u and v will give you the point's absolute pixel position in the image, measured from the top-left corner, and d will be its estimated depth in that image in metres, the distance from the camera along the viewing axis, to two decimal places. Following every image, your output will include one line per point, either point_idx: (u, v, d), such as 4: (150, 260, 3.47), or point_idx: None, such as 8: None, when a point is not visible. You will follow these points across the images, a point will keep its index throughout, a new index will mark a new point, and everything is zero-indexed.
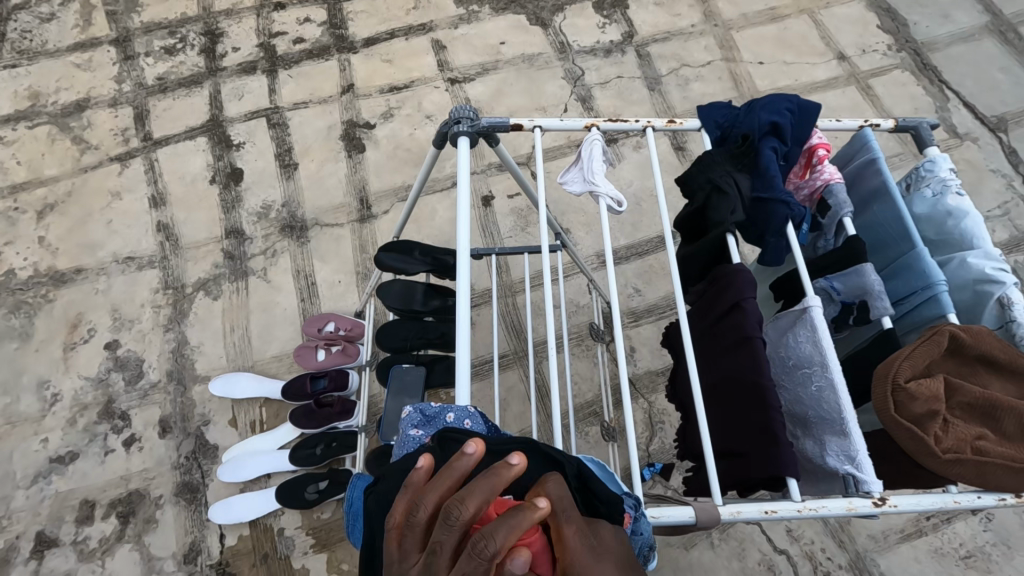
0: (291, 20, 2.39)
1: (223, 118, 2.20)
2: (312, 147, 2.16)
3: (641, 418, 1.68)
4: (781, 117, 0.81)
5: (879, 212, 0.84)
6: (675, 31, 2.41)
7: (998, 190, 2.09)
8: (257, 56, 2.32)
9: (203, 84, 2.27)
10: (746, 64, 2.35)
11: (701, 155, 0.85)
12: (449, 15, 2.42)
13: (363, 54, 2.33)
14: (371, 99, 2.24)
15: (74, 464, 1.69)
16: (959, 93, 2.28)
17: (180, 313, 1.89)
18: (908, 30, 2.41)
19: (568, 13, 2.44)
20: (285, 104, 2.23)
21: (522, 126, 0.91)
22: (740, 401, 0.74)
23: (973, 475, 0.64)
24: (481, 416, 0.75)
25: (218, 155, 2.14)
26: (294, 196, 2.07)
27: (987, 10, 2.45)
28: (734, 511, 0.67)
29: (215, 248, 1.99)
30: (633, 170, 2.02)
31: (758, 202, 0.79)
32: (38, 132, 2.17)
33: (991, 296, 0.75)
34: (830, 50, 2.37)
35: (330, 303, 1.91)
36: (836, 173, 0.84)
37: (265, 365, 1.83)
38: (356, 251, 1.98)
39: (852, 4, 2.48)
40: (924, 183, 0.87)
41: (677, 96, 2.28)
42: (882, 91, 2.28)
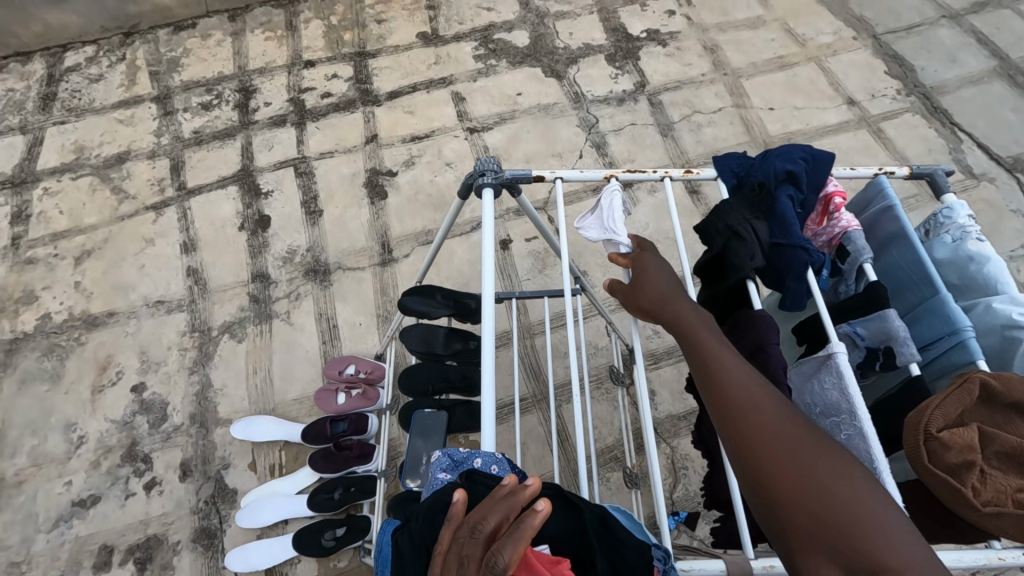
0: (320, 76, 2.53)
1: (253, 168, 2.31)
2: (337, 194, 2.24)
3: (664, 464, 1.65)
4: (797, 166, 0.83)
5: (899, 257, 0.85)
6: (685, 80, 2.50)
7: (1019, 230, 2.08)
8: (287, 109, 2.46)
9: (236, 136, 2.39)
10: (756, 110, 2.41)
11: (718, 203, 0.86)
12: (468, 68, 2.55)
13: (387, 106, 2.45)
14: (393, 148, 2.34)
15: (96, 507, 1.70)
16: (971, 134, 2.30)
17: (205, 355, 1.93)
18: (917, 75, 2.46)
19: (581, 65, 2.55)
20: (312, 154, 2.34)
21: (543, 177, 0.94)
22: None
23: (1016, 529, 0.62)
24: (508, 462, 0.76)
25: (247, 203, 2.23)
26: (318, 241, 2.14)
27: (994, 55, 2.50)
28: (768, 565, 0.66)
29: (241, 292, 2.05)
30: (649, 214, 2.06)
31: (776, 248, 0.81)
32: (80, 183, 2.30)
33: (1020, 341, 0.74)
34: (839, 96, 2.43)
35: (350, 345, 1.94)
36: (854, 219, 0.86)
37: (286, 408, 1.85)
38: (378, 294, 2.03)
39: (858, 51, 2.55)
40: (943, 229, 0.87)
41: (690, 141, 2.34)
42: (893, 134, 2.31)
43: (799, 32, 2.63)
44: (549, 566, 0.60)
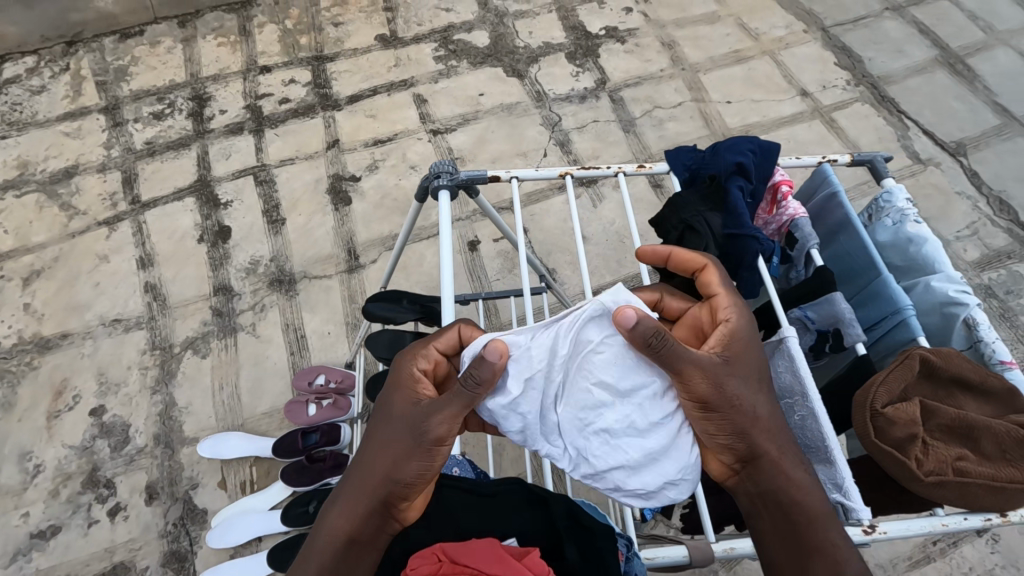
0: (277, 82, 2.48)
1: (211, 178, 2.25)
2: (299, 202, 2.20)
3: None
4: (745, 158, 0.85)
5: (845, 242, 0.87)
6: (645, 76, 2.53)
7: (965, 211, 2.17)
8: (244, 116, 2.40)
9: (191, 146, 2.32)
10: (715, 104, 2.46)
11: (671, 196, 0.88)
12: (429, 70, 2.53)
13: (347, 110, 2.42)
14: (356, 153, 2.31)
15: (56, 538, 1.63)
16: (917, 121, 2.40)
17: (168, 373, 1.87)
18: (865, 66, 2.56)
19: (542, 64, 2.56)
20: (272, 161, 2.28)
21: (500, 176, 0.94)
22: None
23: (957, 496, 0.65)
24: (470, 464, 0.87)
25: (206, 214, 2.17)
26: (282, 251, 2.09)
27: (935, 44, 2.61)
28: (727, 548, 0.68)
29: (203, 306, 1.99)
30: (614, 209, 2.08)
31: (730, 238, 0.82)
32: (26, 200, 2.19)
33: (958, 317, 0.78)
34: (793, 88, 2.50)
35: (320, 355, 1.91)
36: (801, 208, 0.88)
37: (255, 422, 1.80)
38: (346, 302, 1.99)
39: (809, 44, 2.63)
40: (884, 213, 0.90)
41: (652, 136, 2.38)
42: (845, 123, 2.39)
43: (753, 27, 2.69)
44: (518, 558, 0.66)
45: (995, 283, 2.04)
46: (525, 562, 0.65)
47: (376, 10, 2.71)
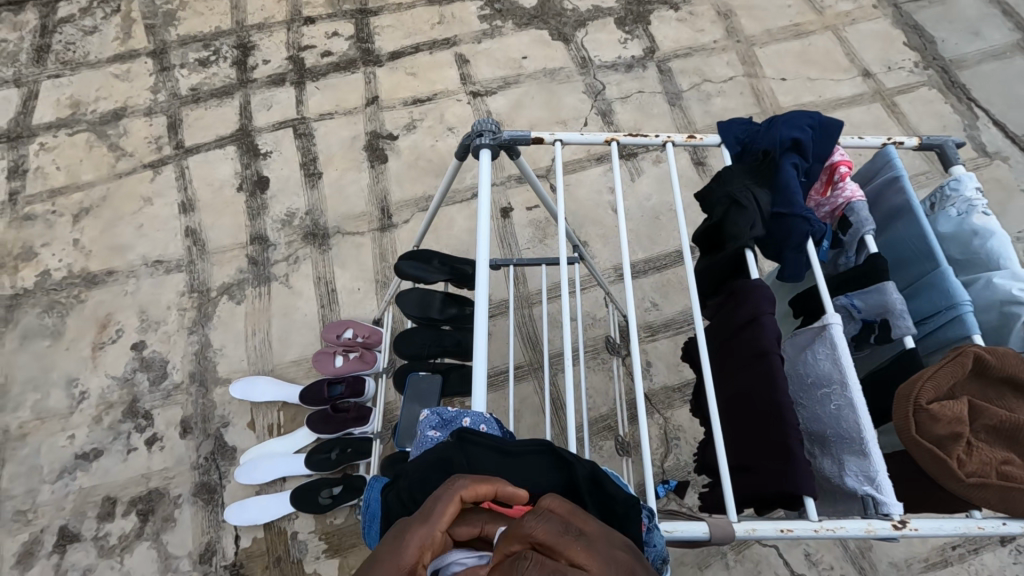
0: (320, 34, 2.46)
1: (252, 128, 2.27)
2: (336, 157, 2.21)
3: (656, 434, 1.67)
4: (803, 134, 0.81)
5: (903, 230, 0.83)
6: (696, 47, 2.42)
7: None
8: (286, 68, 2.39)
9: (234, 95, 2.34)
10: (768, 80, 2.34)
11: (720, 170, 0.85)
12: (473, 29, 2.47)
13: (388, 67, 2.39)
14: (394, 111, 2.29)
15: (98, 460, 1.73)
16: (988, 111, 2.24)
17: (205, 316, 1.94)
18: (936, 48, 2.38)
19: (589, 29, 2.47)
20: (311, 115, 2.29)
21: (543, 140, 0.91)
22: (756, 416, 0.73)
23: (997, 500, 0.62)
24: (496, 421, 0.76)
25: (246, 163, 2.20)
26: (317, 205, 2.12)
27: (1018, 28, 2.41)
28: (750, 529, 0.66)
29: (239, 253, 2.04)
30: (652, 184, 2.02)
31: (777, 219, 0.79)
32: (76, 139, 2.26)
33: (1017, 317, 0.74)
34: (854, 67, 2.35)
35: (348, 310, 1.94)
36: (858, 190, 0.83)
37: (284, 369, 1.86)
38: (376, 260, 2.02)
39: (877, 21, 2.46)
40: (949, 202, 0.85)
41: (698, 111, 2.28)
42: (908, 108, 2.25)
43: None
44: None
45: None
46: None
47: None
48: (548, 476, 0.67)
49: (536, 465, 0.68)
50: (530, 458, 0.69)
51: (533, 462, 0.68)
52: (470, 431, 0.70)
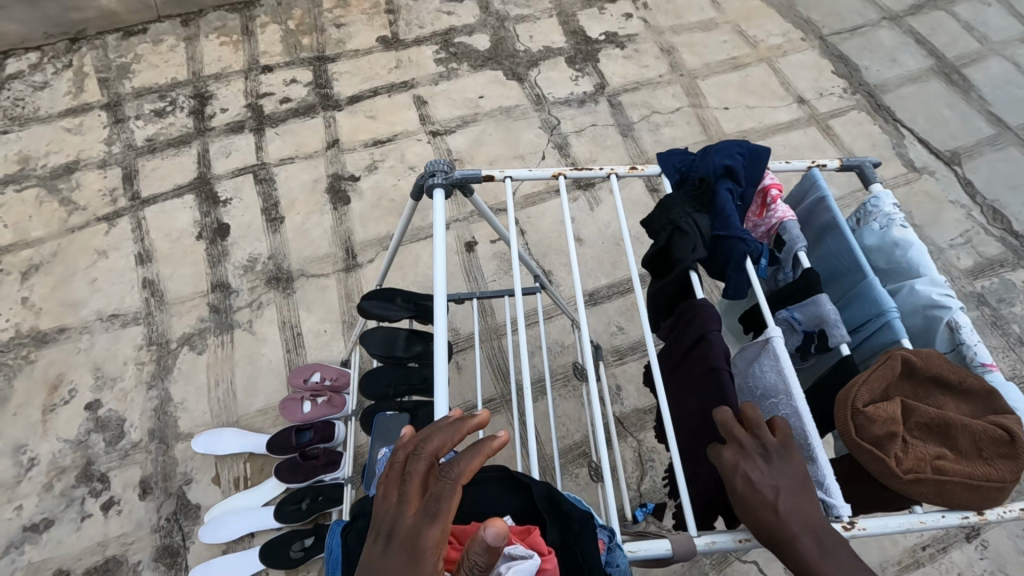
0: (278, 82, 2.50)
1: (211, 176, 2.26)
2: (298, 201, 2.21)
3: (631, 457, 1.68)
4: (734, 162, 0.87)
5: (833, 246, 0.89)
6: (643, 81, 2.56)
7: (959, 219, 2.20)
8: (245, 115, 2.41)
9: (191, 144, 2.34)
10: (712, 110, 2.48)
11: (662, 198, 0.90)
12: (430, 72, 2.55)
13: (348, 111, 2.43)
14: (355, 153, 2.32)
15: (49, 531, 1.63)
16: (912, 130, 2.42)
17: (164, 369, 1.88)
18: (861, 75, 2.58)
19: (542, 68, 2.58)
20: (271, 160, 2.30)
21: (494, 177, 0.94)
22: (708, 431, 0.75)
23: (935, 495, 0.66)
24: None
25: (205, 211, 2.18)
26: (280, 249, 2.11)
27: (931, 55, 2.64)
28: (709, 542, 0.68)
29: (200, 302, 2.00)
30: (610, 212, 2.10)
31: (718, 240, 0.84)
32: (25, 195, 2.20)
33: (941, 320, 0.79)
34: (789, 95, 2.52)
35: (315, 354, 1.92)
36: (789, 211, 0.89)
37: (250, 419, 1.81)
38: (343, 301, 2.01)
39: (806, 52, 2.66)
40: (871, 217, 0.92)
41: (649, 140, 2.39)
42: (841, 131, 2.42)
43: (751, 34, 2.72)
44: (520, 537, 0.63)
45: (987, 290, 2.05)
46: (528, 540, 0.62)
47: (378, 12, 2.73)
48: (508, 501, 0.70)
49: (494, 490, 0.70)
50: (489, 484, 0.71)
51: (493, 490, 0.70)
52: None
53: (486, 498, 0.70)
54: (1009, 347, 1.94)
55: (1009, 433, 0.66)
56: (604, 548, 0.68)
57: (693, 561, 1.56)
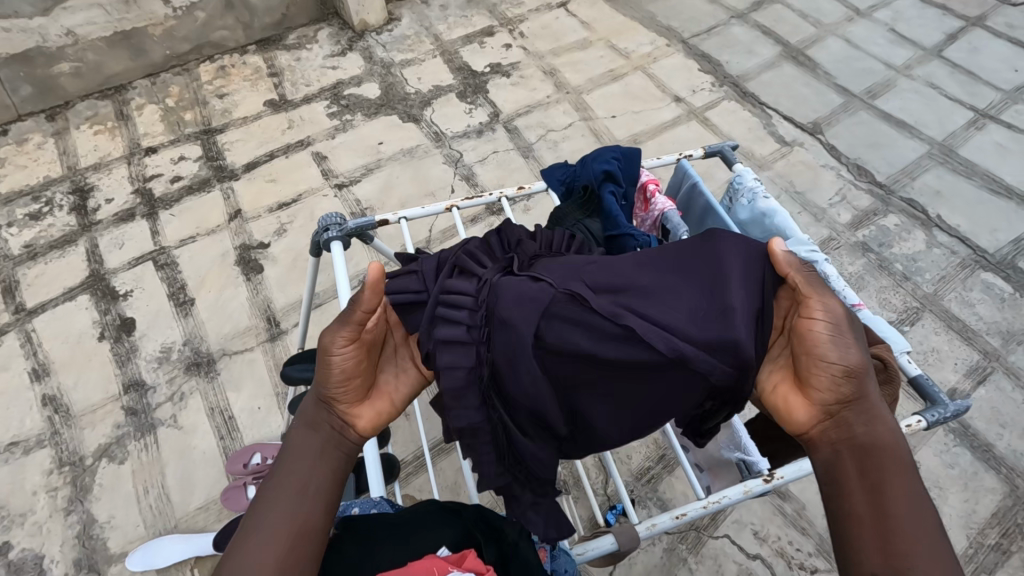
0: (165, 161, 2.40)
1: (105, 271, 2.11)
2: (207, 279, 2.11)
3: (592, 463, 1.70)
4: (611, 166, 0.93)
5: (713, 225, 0.97)
6: (534, 103, 2.68)
7: (832, 180, 2.45)
8: (134, 202, 2.29)
9: (78, 241, 2.18)
10: (602, 120, 2.64)
11: (554, 210, 0.95)
12: (325, 127, 2.54)
13: (246, 179, 2.37)
14: (261, 220, 2.26)
15: None
16: (777, 110, 2.68)
17: (82, 490, 1.70)
18: (724, 68, 2.84)
19: (435, 106, 2.65)
20: (170, 243, 2.19)
21: (389, 221, 0.95)
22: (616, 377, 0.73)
23: None
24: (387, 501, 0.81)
25: (104, 309, 2.03)
26: (195, 332, 1.99)
27: (778, 42, 2.96)
28: (650, 525, 0.73)
29: (114, 407, 1.84)
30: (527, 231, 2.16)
31: (610, 240, 0.89)
32: None
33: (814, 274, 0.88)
34: (667, 95, 2.73)
35: (252, 433, 1.81)
36: (668, 202, 0.97)
37: (191, 520, 1.67)
38: (273, 372, 1.92)
39: (674, 56, 2.90)
40: (740, 194, 1.01)
41: (551, 157, 2.50)
42: (718, 120, 2.64)
43: (623, 47, 2.93)
44: (458, 563, 0.66)
45: (870, 238, 2.28)
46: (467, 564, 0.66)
47: (261, 76, 2.70)
48: (446, 531, 0.73)
49: (434, 522, 0.75)
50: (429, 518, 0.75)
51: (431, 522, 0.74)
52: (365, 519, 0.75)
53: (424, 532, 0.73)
54: (898, 284, 2.16)
55: (880, 360, 0.74)
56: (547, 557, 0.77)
57: (671, 550, 1.60)
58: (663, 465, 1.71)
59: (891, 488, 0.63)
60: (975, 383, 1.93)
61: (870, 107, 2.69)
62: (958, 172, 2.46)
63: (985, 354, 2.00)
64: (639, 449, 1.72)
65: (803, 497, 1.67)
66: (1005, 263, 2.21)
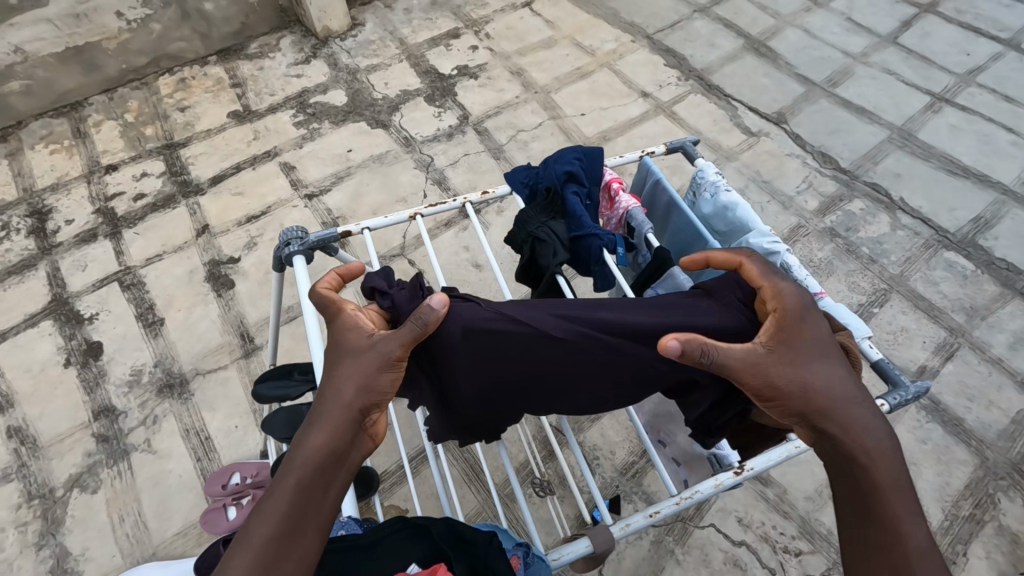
0: (126, 179, 2.33)
1: (68, 294, 2.05)
2: (175, 297, 2.06)
3: (577, 461, 1.70)
4: (574, 166, 0.93)
5: (677, 221, 0.97)
6: (503, 104, 2.68)
7: (798, 168, 2.50)
8: (95, 222, 2.22)
9: (37, 266, 2.10)
10: (571, 118, 2.64)
11: (518, 213, 0.95)
12: (291, 137, 2.50)
13: (212, 193, 2.32)
14: (229, 234, 2.21)
15: None
16: (742, 101, 2.73)
17: (54, 522, 1.65)
18: (689, 62, 2.88)
19: (404, 111, 2.62)
20: (136, 262, 2.13)
21: (352, 232, 0.93)
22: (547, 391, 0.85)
23: None
24: (356, 521, 0.79)
25: (69, 334, 1.97)
26: (166, 353, 1.94)
27: (740, 35, 3.00)
28: (624, 526, 0.73)
29: (83, 435, 1.78)
30: (500, 233, 2.15)
31: (576, 241, 0.90)
32: None
33: (776, 265, 0.89)
34: (634, 91, 2.76)
35: (230, 453, 1.77)
36: (632, 199, 0.97)
37: (170, 546, 1.63)
38: (249, 389, 1.88)
39: (639, 51, 2.92)
40: (703, 189, 1.02)
41: (521, 157, 2.50)
42: (685, 114, 2.67)
43: (588, 44, 2.94)
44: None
45: (837, 223, 2.33)
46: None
47: (223, 87, 2.65)
48: (416, 548, 0.70)
49: (398, 542, 0.70)
50: (391, 539, 0.70)
51: (398, 539, 0.70)
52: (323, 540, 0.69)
53: (392, 552, 0.69)
54: (866, 267, 2.21)
55: (841, 347, 0.74)
56: (522, 565, 0.72)
57: (658, 543, 1.61)
58: (647, 459, 1.72)
59: (883, 513, 0.63)
60: (943, 360, 1.99)
61: (831, 95, 2.75)
62: (917, 155, 2.53)
63: (951, 331, 2.06)
64: (622, 445, 1.73)
65: (784, 481, 1.70)
66: (966, 241, 2.28)
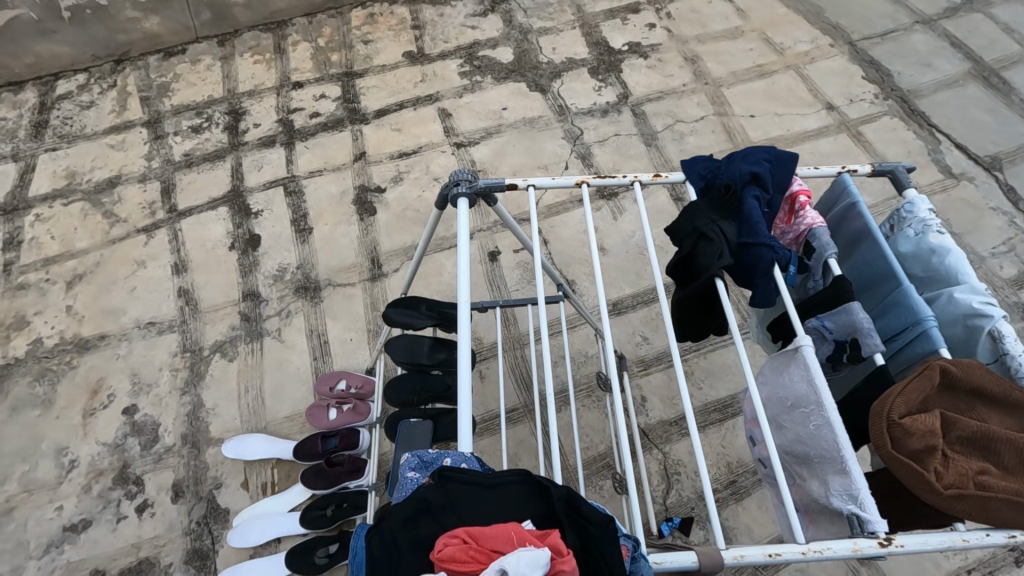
0: (308, 97, 2.58)
1: (243, 189, 2.33)
2: (325, 212, 2.27)
3: (657, 471, 1.65)
4: (761, 167, 0.86)
5: (866, 252, 0.89)
6: (668, 90, 2.54)
7: (1000, 226, 2.11)
8: (276, 130, 2.49)
9: (226, 158, 2.42)
10: (738, 118, 2.45)
11: (687, 204, 0.90)
12: (454, 85, 2.59)
13: (374, 124, 2.49)
14: (381, 165, 2.37)
15: (87, 532, 1.69)
16: (949, 135, 2.34)
17: (197, 376, 1.94)
18: (894, 80, 2.52)
19: (565, 79, 2.60)
20: (301, 173, 2.36)
21: (517, 185, 0.94)
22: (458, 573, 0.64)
23: (977, 511, 0.66)
24: (477, 459, 0.80)
25: (237, 223, 2.25)
26: (308, 259, 2.16)
27: (968, 58, 2.56)
28: (737, 555, 0.69)
29: (232, 311, 2.06)
30: (634, 222, 2.09)
31: (744, 247, 0.83)
32: (72, 208, 2.30)
33: (982, 329, 0.80)
34: (818, 101, 2.48)
35: (341, 362, 1.95)
36: (819, 217, 0.89)
37: (278, 426, 1.85)
38: (368, 310, 2.04)
39: (835, 58, 2.61)
40: (906, 224, 0.93)
41: (673, 149, 2.38)
42: (873, 137, 2.36)
43: (777, 41, 2.68)
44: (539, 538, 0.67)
45: None
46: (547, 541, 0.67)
47: (404, 27, 2.80)
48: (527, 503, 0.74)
49: (514, 496, 0.74)
50: (510, 488, 0.74)
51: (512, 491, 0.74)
52: (451, 469, 0.74)
53: (508, 500, 0.74)
54: None
55: None
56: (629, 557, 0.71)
57: None
58: (730, 492, 1.62)
59: None
60: None
61: None
62: None
63: None
64: (709, 469, 1.64)
65: (885, 567, 1.52)
66: None
